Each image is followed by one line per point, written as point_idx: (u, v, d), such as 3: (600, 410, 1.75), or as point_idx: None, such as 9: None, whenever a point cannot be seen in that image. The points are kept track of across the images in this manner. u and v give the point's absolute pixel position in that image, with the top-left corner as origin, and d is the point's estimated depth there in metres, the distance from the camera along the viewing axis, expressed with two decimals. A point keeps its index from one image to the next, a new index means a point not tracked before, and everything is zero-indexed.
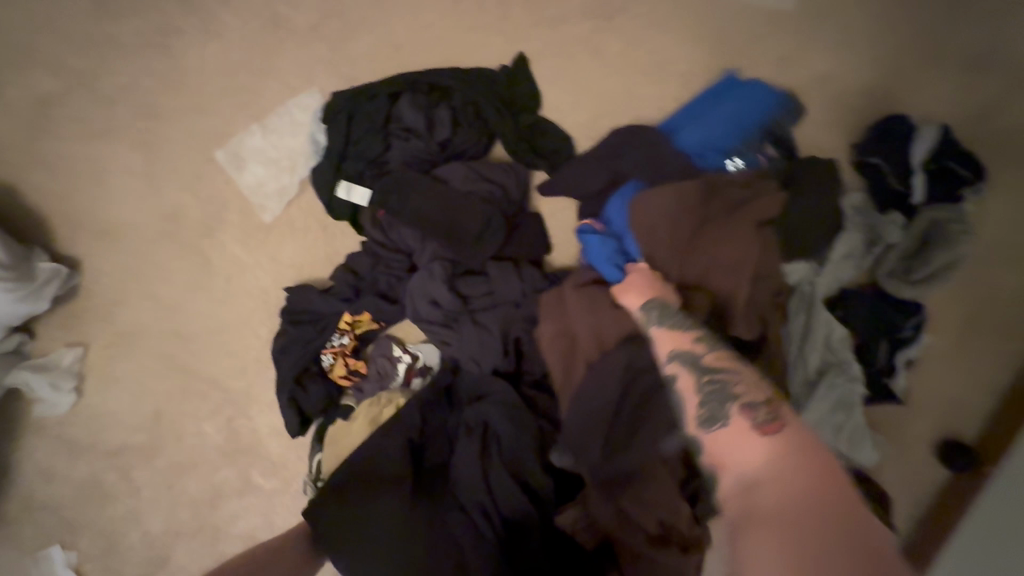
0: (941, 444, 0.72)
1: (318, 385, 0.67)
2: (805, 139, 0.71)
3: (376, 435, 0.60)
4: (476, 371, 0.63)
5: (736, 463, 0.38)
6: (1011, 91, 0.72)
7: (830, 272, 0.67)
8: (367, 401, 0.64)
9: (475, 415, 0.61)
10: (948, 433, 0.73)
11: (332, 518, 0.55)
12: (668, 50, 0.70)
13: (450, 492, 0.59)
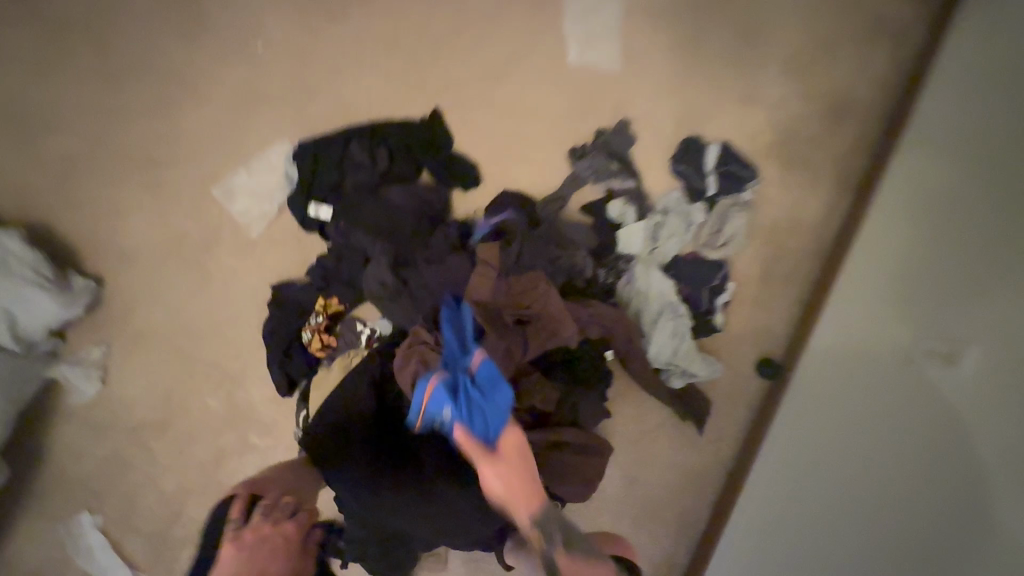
0: (758, 361, 1.03)
1: (301, 354, 0.89)
2: (641, 156, 1.02)
3: (349, 382, 0.83)
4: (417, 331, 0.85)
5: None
6: (777, 114, 1.05)
7: (662, 244, 0.98)
8: (339, 361, 0.87)
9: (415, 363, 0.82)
10: (761, 353, 1.04)
11: (320, 439, 0.80)
12: (540, 99, 1.00)
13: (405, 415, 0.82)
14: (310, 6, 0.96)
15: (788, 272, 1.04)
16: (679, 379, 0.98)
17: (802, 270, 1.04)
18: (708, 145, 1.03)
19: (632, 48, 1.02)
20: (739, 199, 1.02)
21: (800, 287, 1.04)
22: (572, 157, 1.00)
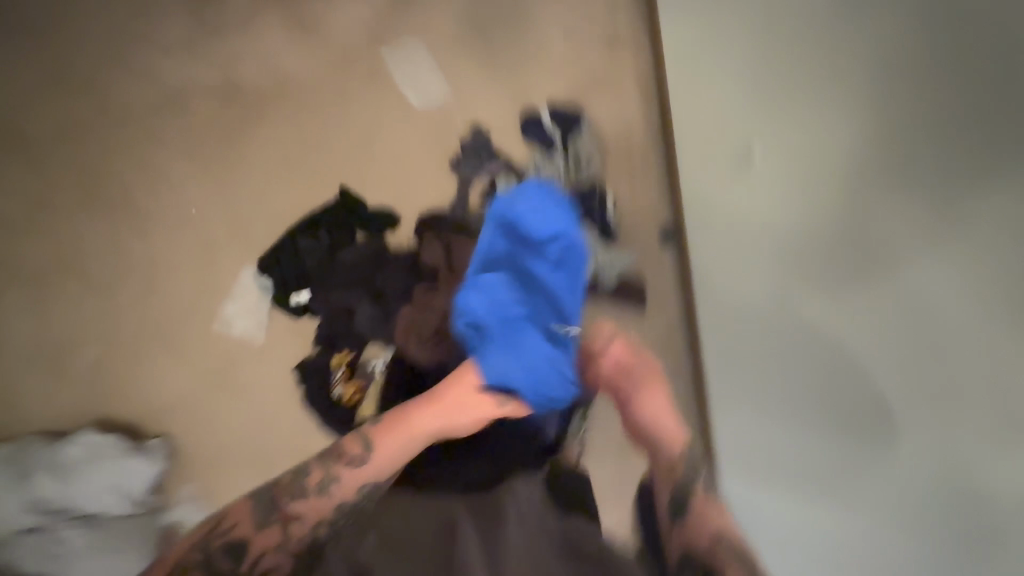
0: (665, 231, 1.29)
1: (340, 405, 1.11)
2: (499, 140, 1.31)
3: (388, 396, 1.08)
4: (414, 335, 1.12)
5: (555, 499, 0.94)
6: (576, 62, 1.36)
7: (545, 190, 1.27)
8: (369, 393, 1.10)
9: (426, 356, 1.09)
10: (663, 224, 1.30)
11: None
12: (411, 142, 1.28)
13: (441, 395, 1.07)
14: (215, 165, 1.22)
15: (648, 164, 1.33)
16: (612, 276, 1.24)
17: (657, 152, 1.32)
18: (539, 110, 1.34)
19: (454, 74, 1.33)
20: (580, 132, 1.34)
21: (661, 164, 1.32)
22: (454, 167, 1.28)
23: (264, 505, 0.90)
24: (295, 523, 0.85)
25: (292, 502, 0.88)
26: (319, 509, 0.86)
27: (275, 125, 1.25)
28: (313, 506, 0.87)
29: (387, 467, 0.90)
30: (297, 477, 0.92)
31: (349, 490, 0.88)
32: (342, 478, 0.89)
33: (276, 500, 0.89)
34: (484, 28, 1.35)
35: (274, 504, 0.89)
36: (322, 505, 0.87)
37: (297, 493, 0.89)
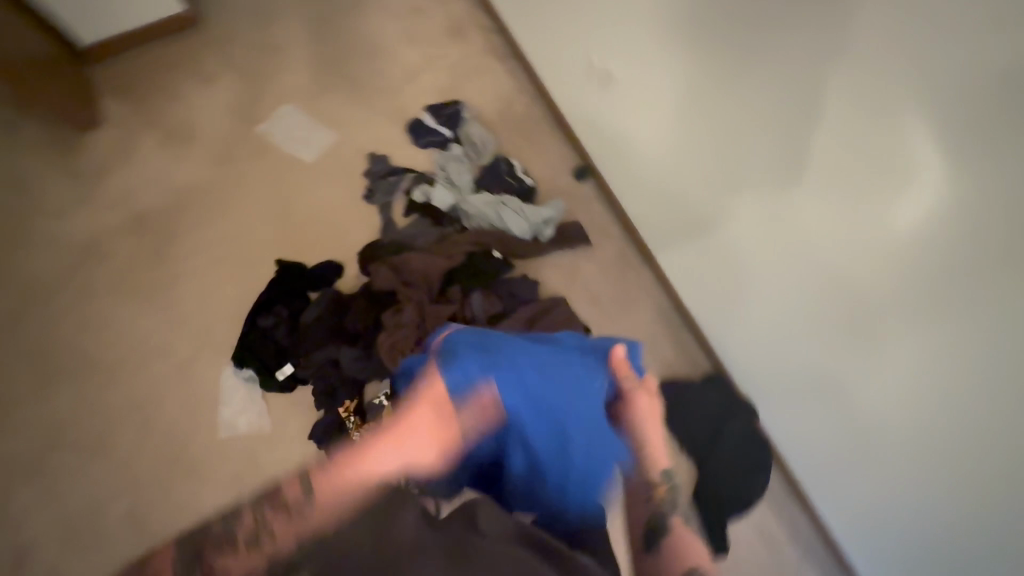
0: (577, 172, 1.43)
1: None
2: (401, 157, 1.39)
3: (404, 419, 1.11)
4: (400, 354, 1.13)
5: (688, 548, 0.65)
6: (437, 66, 1.47)
7: (459, 182, 1.35)
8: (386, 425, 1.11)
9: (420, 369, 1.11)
10: (574, 167, 1.44)
11: None
12: (324, 194, 1.34)
13: None
14: (156, 293, 1.25)
15: (538, 127, 1.46)
16: (547, 227, 1.33)
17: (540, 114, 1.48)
18: (422, 116, 1.41)
19: (334, 119, 1.39)
20: (467, 120, 1.42)
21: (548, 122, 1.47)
22: (370, 198, 1.35)
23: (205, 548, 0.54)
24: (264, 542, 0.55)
25: (246, 534, 0.55)
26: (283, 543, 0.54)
27: (195, 234, 1.29)
28: (292, 519, 0.56)
29: (367, 492, 0.60)
30: (253, 505, 0.58)
31: (305, 515, 0.57)
32: (306, 515, 0.57)
33: (227, 534, 0.55)
34: (343, 70, 1.43)
35: (218, 543, 0.55)
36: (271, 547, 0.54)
37: (255, 518, 0.57)
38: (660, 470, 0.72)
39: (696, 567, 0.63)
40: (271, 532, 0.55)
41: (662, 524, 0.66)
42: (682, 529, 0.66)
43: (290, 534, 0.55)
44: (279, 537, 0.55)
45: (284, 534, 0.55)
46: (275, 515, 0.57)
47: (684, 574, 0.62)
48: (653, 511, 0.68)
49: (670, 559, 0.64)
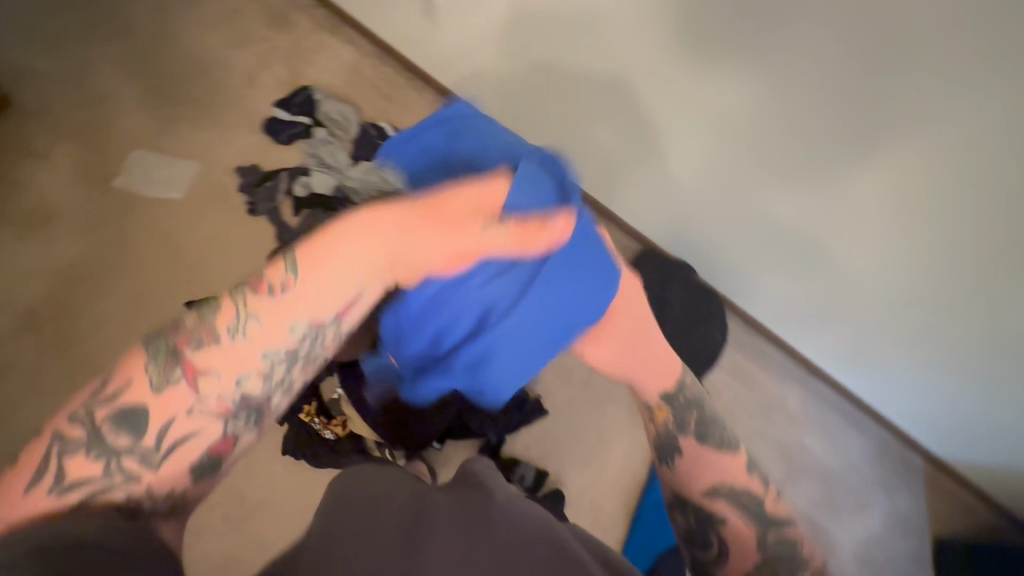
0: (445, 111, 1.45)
1: (340, 440, 1.16)
2: (271, 160, 1.36)
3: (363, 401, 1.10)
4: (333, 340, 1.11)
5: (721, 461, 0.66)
6: (272, 63, 1.45)
7: (335, 162, 1.31)
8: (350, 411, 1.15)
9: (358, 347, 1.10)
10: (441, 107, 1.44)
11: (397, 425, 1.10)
12: (208, 222, 1.31)
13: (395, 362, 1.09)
14: (73, 378, 1.18)
15: (394, 86, 1.48)
16: None
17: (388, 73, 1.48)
18: (275, 113, 1.39)
19: (190, 148, 1.35)
20: (320, 101, 1.39)
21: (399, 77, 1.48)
22: (254, 211, 1.33)
23: (184, 352, 0.48)
24: (206, 377, 0.49)
25: (184, 361, 0.48)
26: (252, 368, 0.50)
27: (92, 309, 1.23)
28: (233, 361, 0.49)
29: (319, 311, 0.51)
30: (236, 294, 0.50)
31: (273, 323, 0.50)
32: (242, 341, 0.49)
33: (202, 330, 0.49)
34: (180, 99, 1.39)
35: (179, 356, 0.48)
36: (253, 346, 0.50)
37: (202, 334, 0.49)
38: (660, 392, 0.69)
39: (721, 486, 0.65)
40: (222, 347, 0.49)
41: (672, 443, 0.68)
42: (701, 449, 0.67)
43: (253, 357, 0.50)
44: (242, 359, 0.50)
45: (245, 361, 0.50)
46: (227, 331, 0.49)
47: (700, 497, 0.65)
48: (654, 433, 0.70)
49: (680, 474, 0.67)
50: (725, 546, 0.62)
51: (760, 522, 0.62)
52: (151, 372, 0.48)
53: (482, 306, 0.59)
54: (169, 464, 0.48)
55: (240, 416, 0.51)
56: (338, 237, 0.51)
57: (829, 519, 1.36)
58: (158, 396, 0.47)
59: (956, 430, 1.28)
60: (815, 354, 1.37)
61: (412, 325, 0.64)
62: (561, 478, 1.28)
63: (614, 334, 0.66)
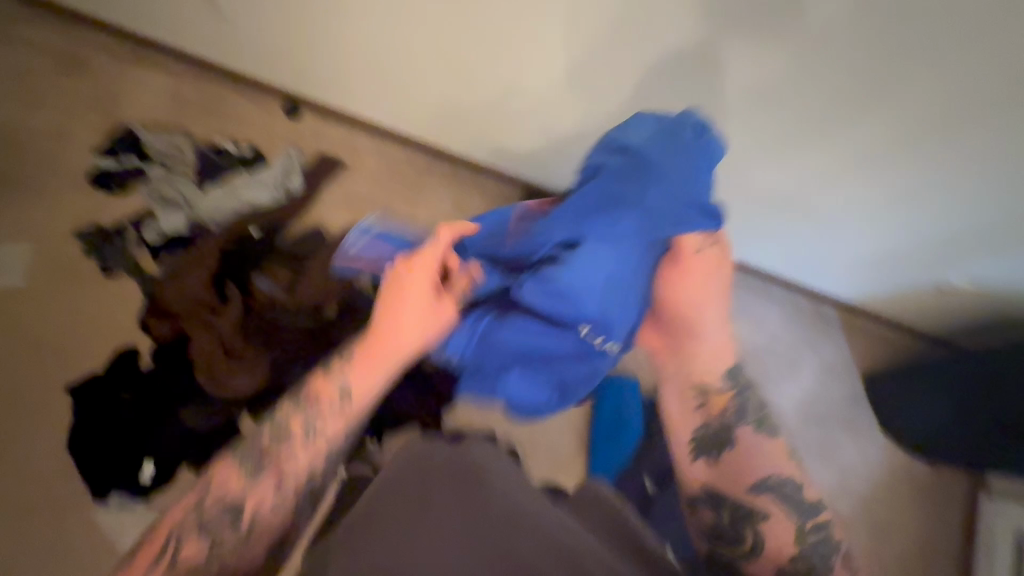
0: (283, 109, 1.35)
1: None
2: (110, 213, 1.25)
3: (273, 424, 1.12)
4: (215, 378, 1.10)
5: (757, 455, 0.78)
6: (73, 108, 1.28)
7: (180, 193, 1.24)
8: None
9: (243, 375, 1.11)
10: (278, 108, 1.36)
11: None
12: (59, 298, 1.18)
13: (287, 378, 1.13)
14: None
15: (220, 99, 1.34)
16: (291, 177, 1.31)
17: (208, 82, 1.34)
18: (98, 162, 1.27)
19: (12, 227, 1.20)
20: (144, 134, 1.29)
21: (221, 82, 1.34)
22: (107, 270, 1.21)
23: (309, 402, 0.71)
24: (320, 427, 0.70)
25: (315, 418, 0.70)
26: (349, 420, 0.72)
27: None
28: (346, 415, 0.72)
29: (369, 395, 0.74)
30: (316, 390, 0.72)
31: (372, 370, 0.75)
32: (343, 410, 0.71)
33: (318, 397, 0.71)
34: None
35: (312, 414, 0.70)
36: (351, 407, 0.72)
37: (311, 407, 0.71)
38: (724, 374, 0.85)
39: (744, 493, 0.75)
40: (343, 387, 0.73)
41: (721, 441, 0.80)
42: (751, 441, 0.79)
43: (339, 430, 0.71)
44: (344, 422, 0.71)
45: (339, 422, 0.71)
46: (338, 389, 0.72)
47: (744, 496, 0.75)
48: (723, 421, 0.81)
49: (728, 468, 0.78)
50: (761, 539, 0.71)
51: (795, 514, 0.72)
52: (262, 437, 0.68)
53: (552, 257, 0.86)
54: (262, 538, 0.63)
55: (312, 490, 0.69)
56: (402, 297, 0.79)
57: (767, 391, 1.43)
58: (293, 426, 0.69)
59: (853, 277, 1.34)
60: None
61: (525, 243, 0.90)
62: (510, 436, 1.29)
63: (682, 346, 0.87)
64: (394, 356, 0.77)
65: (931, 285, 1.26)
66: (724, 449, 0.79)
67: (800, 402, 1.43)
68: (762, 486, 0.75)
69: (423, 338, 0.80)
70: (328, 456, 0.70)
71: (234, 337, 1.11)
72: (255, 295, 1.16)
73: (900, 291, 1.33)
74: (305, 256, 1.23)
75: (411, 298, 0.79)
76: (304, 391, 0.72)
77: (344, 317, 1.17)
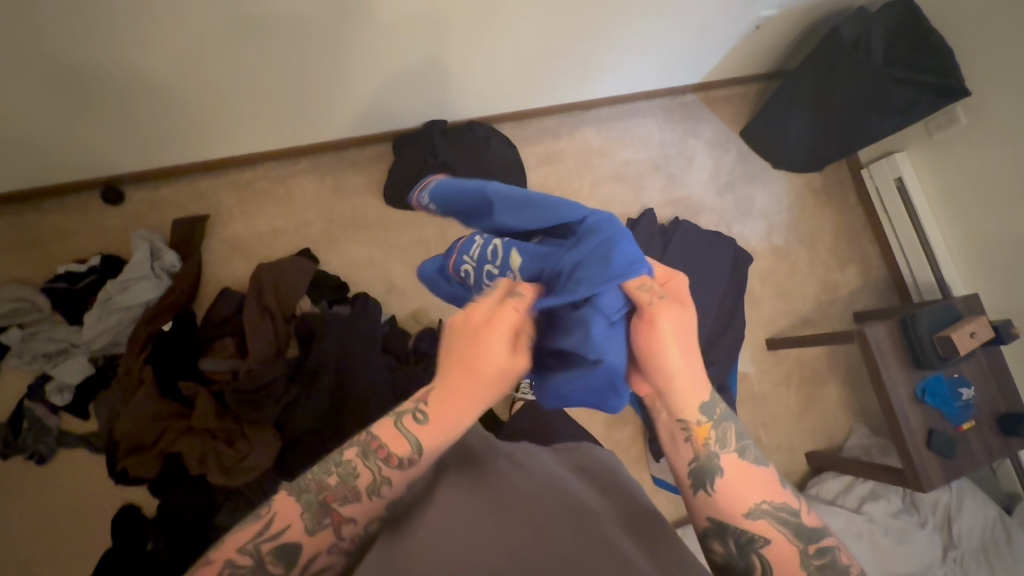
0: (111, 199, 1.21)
1: None
2: (10, 394, 1.10)
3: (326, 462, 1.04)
4: (243, 464, 1.00)
5: (756, 494, 0.54)
6: None
7: (64, 338, 1.08)
8: None
9: (266, 443, 1.02)
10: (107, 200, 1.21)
11: None
12: (25, 496, 1.07)
13: (309, 417, 1.05)
14: None
15: (40, 225, 1.18)
16: (163, 254, 1.15)
17: (20, 216, 1.17)
18: None
19: None
20: None
21: (32, 208, 1.18)
22: (48, 455, 1.08)
23: (380, 455, 0.53)
24: (347, 524, 0.52)
25: (341, 501, 0.52)
26: (235, 555, 0.48)
27: None
28: (369, 509, 0.53)
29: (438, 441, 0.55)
30: (360, 457, 0.53)
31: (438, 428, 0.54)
32: (406, 471, 0.53)
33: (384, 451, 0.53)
34: None
35: (378, 465, 0.53)
36: (387, 498, 0.53)
37: (375, 453, 0.53)
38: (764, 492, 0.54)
39: (762, 504, 0.54)
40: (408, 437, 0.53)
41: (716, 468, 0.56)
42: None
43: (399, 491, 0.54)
44: (322, 541, 0.50)
45: (399, 488, 0.54)
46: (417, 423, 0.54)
47: (742, 518, 0.53)
48: (699, 454, 0.56)
49: (727, 495, 0.54)
50: (770, 568, 0.51)
51: (803, 540, 0.52)
52: (307, 516, 0.50)
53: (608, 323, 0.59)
54: None
55: (359, 552, 0.53)
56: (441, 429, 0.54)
57: (680, 190, 1.58)
58: (361, 475, 0.52)
59: (698, 62, 1.48)
60: (572, 97, 1.47)
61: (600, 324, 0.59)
62: None
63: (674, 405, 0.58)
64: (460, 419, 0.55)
65: (751, 29, 1.38)
66: (770, 502, 0.54)
67: (708, 182, 1.61)
68: (826, 548, 0.52)
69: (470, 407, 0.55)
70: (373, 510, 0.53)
71: (234, 415, 1.03)
72: (218, 374, 1.05)
73: (731, 53, 1.48)
74: (232, 314, 1.13)
75: (465, 392, 0.55)
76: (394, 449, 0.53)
77: (311, 342, 1.12)
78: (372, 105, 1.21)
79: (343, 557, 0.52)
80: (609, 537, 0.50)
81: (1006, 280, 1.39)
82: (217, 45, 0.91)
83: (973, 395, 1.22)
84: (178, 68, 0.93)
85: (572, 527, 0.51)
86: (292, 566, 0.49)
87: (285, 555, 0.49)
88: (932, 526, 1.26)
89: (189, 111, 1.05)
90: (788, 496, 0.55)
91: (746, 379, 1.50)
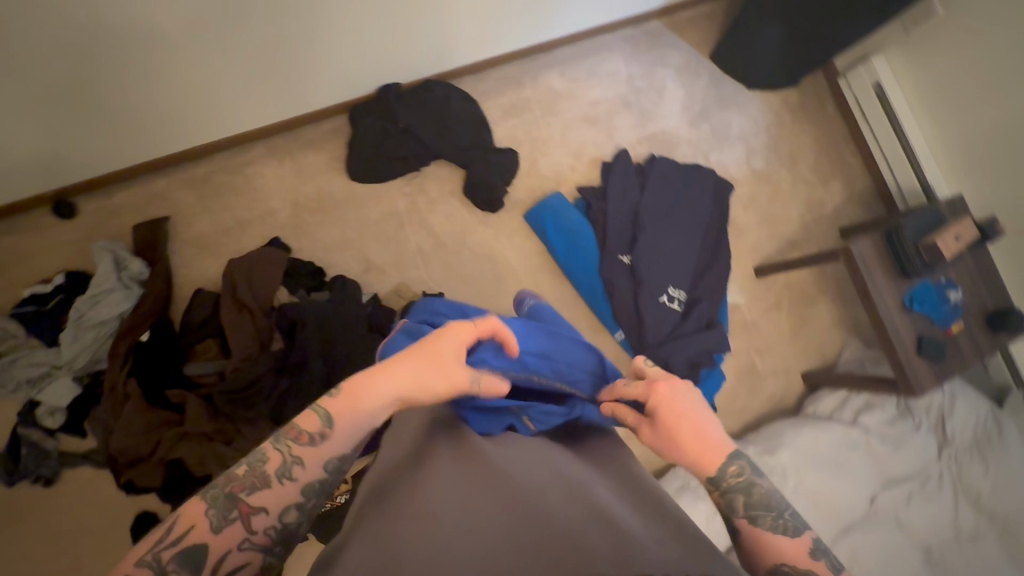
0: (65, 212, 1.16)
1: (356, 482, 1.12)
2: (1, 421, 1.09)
3: None
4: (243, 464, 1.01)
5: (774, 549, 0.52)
6: None
7: (44, 362, 1.06)
8: None
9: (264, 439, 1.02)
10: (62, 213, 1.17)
11: None
12: (39, 515, 1.09)
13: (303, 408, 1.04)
14: None
15: None
16: (129, 263, 1.12)
17: None
18: None
19: None
20: None
21: None
22: (52, 475, 1.09)
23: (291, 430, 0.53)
24: (258, 515, 0.50)
25: (249, 491, 0.50)
26: (136, 565, 0.46)
27: None
28: (282, 496, 0.51)
29: (352, 433, 0.54)
30: (276, 440, 0.53)
31: (347, 403, 0.54)
32: (315, 446, 0.53)
33: (292, 429, 0.53)
34: None
35: (287, 444, 0.53)
36: (298, 485, 0.52)
37: (287, 434, 0.53)
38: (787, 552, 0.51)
39: (781, 567, 0.51)
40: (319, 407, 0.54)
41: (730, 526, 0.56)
42: None
43: (314, 474, 0.53)
44: (230, 540, 0.49)
45: (316, 467, 0.53)
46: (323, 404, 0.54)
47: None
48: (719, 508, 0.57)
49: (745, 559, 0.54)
50: None
51: None
52: (216, 510, 0.49)
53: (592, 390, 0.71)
54: None
55: (276, 546, 0.52)
56: (345, 403, 0.54)
57: (654, 125, 1.52)
58: (271, 459, 0.52)
59: None
60: (531, 39, 1.39)
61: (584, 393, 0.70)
62: (503, 313, 1.36)
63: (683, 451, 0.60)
64: (377, 389, 0.55)
65: None
66: (791, 555, 0.51)
67: (682, 113, 1.55)
68: None
69: (382, 395, 0.55)
70: (284, 500, 0.51)
71: (228, 414, 1.03)
72: (205, 376, 1.05)
73: None
74: (208, 315, 1.11)
75: (381, 376, 0.55)
76: (308, 425, 0.53)
77: (294, 333, 1.10)
78: (318, 75, 1.14)
79: (260, 553, 0.51)
80: (599, 503, 0.49)
81: (991, 176, 1.36)
82: (133, 30, 0.85)
83: (962, 297, 1.23)
84: (99, 57, 0.87)
85: (565, 495, 0.51)
86: (199, 570, 0.47)
87: (192, 559, 0.47)
88: (927, 428, 1.30)
89: (118, 108, 0.98)
90: (819, 565, 0.51)
91: (737, 309, 1.50)
